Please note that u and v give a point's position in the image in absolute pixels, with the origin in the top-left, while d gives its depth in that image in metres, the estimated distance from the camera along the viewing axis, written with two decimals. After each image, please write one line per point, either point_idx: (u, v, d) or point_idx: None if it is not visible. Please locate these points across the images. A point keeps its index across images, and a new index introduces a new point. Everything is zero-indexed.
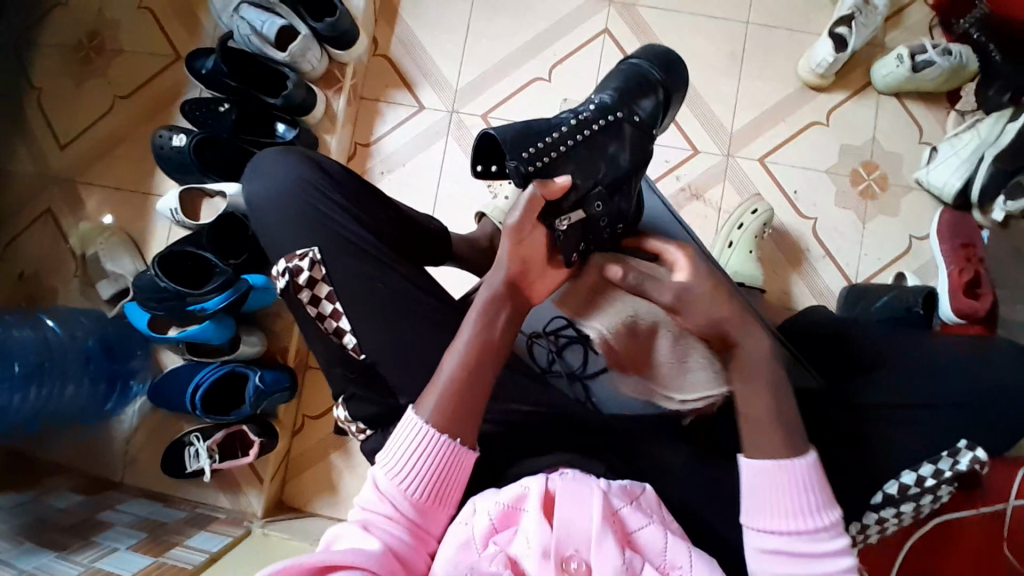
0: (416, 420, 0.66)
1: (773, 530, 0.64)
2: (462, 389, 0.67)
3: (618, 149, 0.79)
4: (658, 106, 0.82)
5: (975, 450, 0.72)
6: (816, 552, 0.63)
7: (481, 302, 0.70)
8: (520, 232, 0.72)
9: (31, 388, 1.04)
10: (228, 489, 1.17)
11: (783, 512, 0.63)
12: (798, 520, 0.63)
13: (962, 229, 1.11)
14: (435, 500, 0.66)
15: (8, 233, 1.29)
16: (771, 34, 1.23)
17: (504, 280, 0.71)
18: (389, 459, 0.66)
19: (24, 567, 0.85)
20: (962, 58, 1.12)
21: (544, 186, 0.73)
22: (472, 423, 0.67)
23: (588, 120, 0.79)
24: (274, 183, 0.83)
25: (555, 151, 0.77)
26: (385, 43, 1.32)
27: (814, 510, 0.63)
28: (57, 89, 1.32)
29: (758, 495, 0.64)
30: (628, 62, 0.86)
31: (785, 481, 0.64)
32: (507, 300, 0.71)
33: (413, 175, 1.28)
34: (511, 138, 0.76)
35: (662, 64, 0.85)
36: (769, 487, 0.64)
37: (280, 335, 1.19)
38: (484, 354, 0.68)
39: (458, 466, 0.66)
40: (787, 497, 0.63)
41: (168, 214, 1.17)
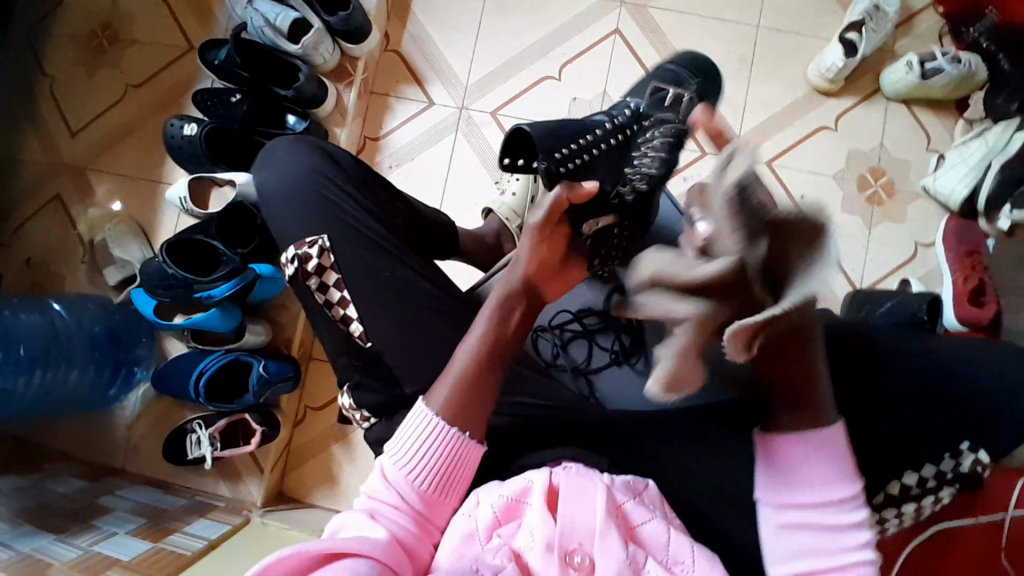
0: (425, 412, 0.66)
1: (798, 503, 0.65)
2: (472, 382, 0.67)
3: (652, 151, 0.86)
4: (689, 115, 0.92)
5: (977, 452, 0.74)
6: (835, 525, 0.63)
7: (494, 299, 0.70)
8: (542, 234, 0.70)
9: (35, 371, 1.04)
10: (228, 478, 1.17)
11: (806, 484, 0.65)
12: (819, 492, 0.64)
13: (968, 238, 1.12)
14: (441, 491, 0.66)
15: (17, 218, 1.29)
16: (780, 38, 1.24)
17: (522, 280, 0.70)
18: (397, 449, 0.66)
19: (24, 548, 0.85)
20: (971, 67, 1.13)
21: (571, 190, 0.71)
22: (481, 416, 0.67)
23: (622, 125, 0.89)
24: (285, 172, 0.83)
25: (587, 153, 0.85)
26: (397, 39, 1.33)
27: (835, 484, 0.64)
28: (69, 76, 1.33)
29: (790, 467, 0.66)
30: (664, 69, 0.98)
31: (809, 450, 0.65)
32: (522, 298, 0.70)
33: (421, 170, 1.29)
34: (547, 134, 0.84)
35: (697, 72, 0.98)
36: (802, 455, 0.65)
37: (285, 326, 1.19)
38: (496, 349, 0.68)
39: (466, 458, 0.66)
40: (811, 468, 0.65)
41: (178, 202, 1.18)
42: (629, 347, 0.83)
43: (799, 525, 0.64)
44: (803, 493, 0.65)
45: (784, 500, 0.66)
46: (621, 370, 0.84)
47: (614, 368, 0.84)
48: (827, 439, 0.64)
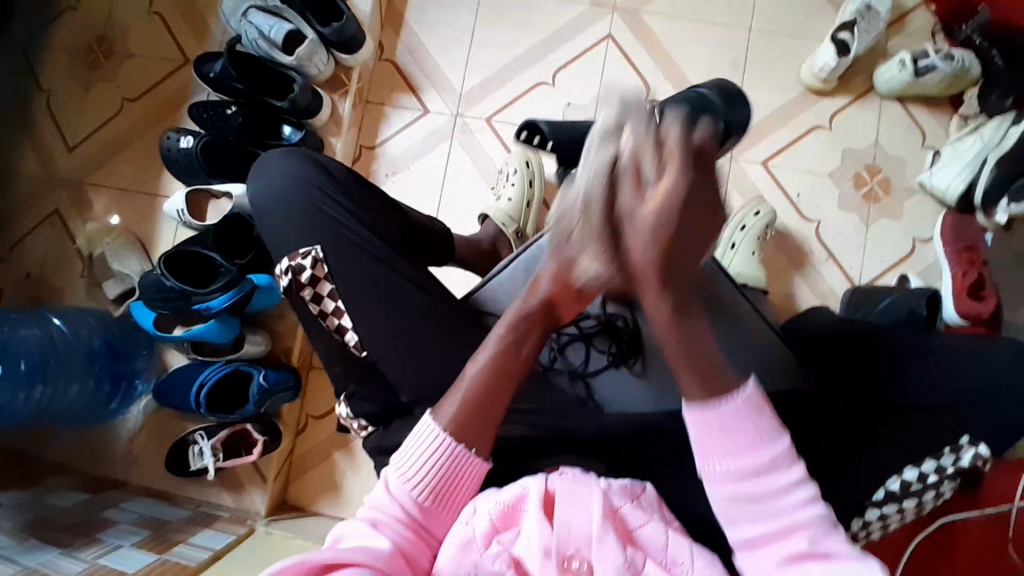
0: (431, 427, 0.66)
1: (728, 474, 0.58)
2: (477, 402, 0.66)
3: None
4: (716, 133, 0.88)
5: (977, 447, 0.73)
6: (773, 489, 0.58)
7: (508, 319, 0.68)
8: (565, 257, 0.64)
9: (37, 385, 1.04)
10: (230, 489, 1.17)
11: (733, 451, 0.58)
12: (747, 459, 0.58)
13: (965, 232, 1.11)
14: (442, 503, 0.65)
15: (16, 233, 1.30)
16: (772, 39, 1.24)
17: (541, 301, 0.67)
18: (401, 462, 0.66)
19: (30, 562, 0.85)
20: (963, 63, 1.12)
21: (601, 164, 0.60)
22: (486, 436, 0.66)
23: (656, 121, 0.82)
24: (280, 183, 0.83)
25: None
26: (391, 49, 1.34)
27: (758, 444, 0.58)
28: (67, 93, 1.34)
29: (712, 439, 0.59)
30: (694, 92, 0.96)
31: (726, 419, 0.58)
32: (538, 320, 0.68)
33: (416, 178, 1.29)
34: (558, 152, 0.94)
35: (725, 97, 0.96)
36: (720, 424, 0.58)
37: (284, 336, 1.20)
38: (504, 375, 0.67)
39: (467, 473, 0.66)
40: (728, 436, 0.58)
41: (174, 215, 1.19)
42: (626, 350, 0.83)
43: (737, 500, 0.58)
44: (729, 464, 0.58)
45: (713, 476, 0.59)
46: (620, 373, 0.83)
47: (614, 369, 0.83)
48: (732, 400, 0.58)
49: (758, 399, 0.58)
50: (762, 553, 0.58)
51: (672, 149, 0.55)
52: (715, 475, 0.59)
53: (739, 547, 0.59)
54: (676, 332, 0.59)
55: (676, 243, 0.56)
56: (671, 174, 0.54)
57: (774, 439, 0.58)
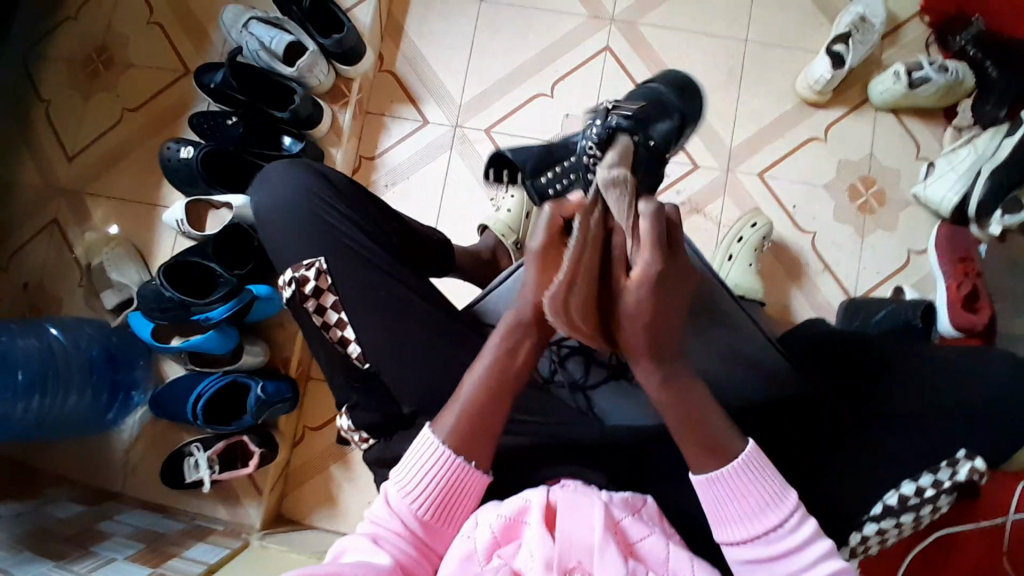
0: (430, 440, 0.66)
1: (741, 539, 0.62)
2: (477, 410, 0.66)
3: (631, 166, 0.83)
4: (672, 126, 0.90)
5: (972, 461, 0.72)
6: (787, 548, 0.61)
7: (504, 327, 0.66)
8: (545, 262, 0.59)
9: (34, 396, 1.04)
10: (227, 500, 1.17)
11: (743, 517, 0.62)
12: (756, 523, 0.61)
13: (959, 244, 1.12)
14: (442, 518, 0.66)
15: (14, 242, 1.30)
16: (769, 51, 1.26)
17: (531, 309, 0.65)
18: (402, 476, 0.66)
19: (25, 575, 0.84)
20: (957, 75, 1.14)
21: (560, 207, 0.57)
22: (486, 445, 0.66)
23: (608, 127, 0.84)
24: (280, 195, 0.84)
25: (567, 175, 0.97)
26: (390, 59, 1.35)
27: (767, 506, 0.61)
28: (66, 102, 1.34)
29: (720, 509, 0.62)
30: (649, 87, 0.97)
31: (731, 485, 0.62)
32: (532, 329, 0.66)
33: (416, 188, 1.30)
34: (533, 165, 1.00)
35: (679, 90, 0.98)
36: (726, 493, 0.62)
37: (284, 345, 1.20)
38: (501, 387, 0.66)
39: (468, 487, 0.66)
40: (737, 504, 0.62)
41: (174, 224, 1.18)
42: (626, 362, 0.84)
43: (757, 563, 0.62)
44: (740, 528, 0.62)
45: (729, 542, 0.63)
46: (619, 387, 0.84)
47: (611, 382, 0.84)
48: (736, 466, 0.62)
49: (759, 464, 0.62)
50: None
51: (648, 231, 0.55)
52: (732, 540, 0.63)
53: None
54: (669, 396, 0.62)
55: (657, 319, 0.58)
56: (648, 257, 0.55)
57: (781, 498, 0.62)
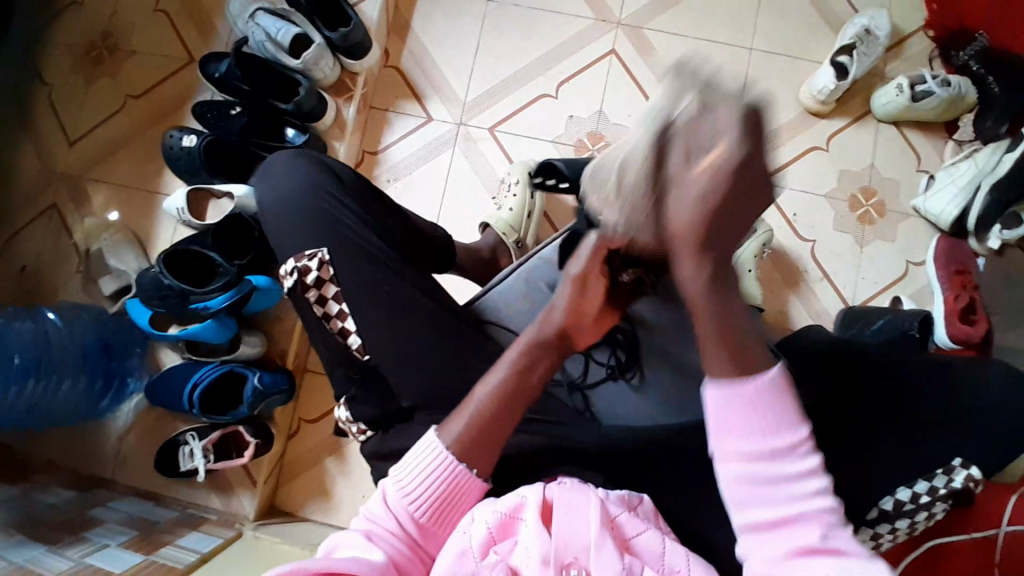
0: (434, 444, 0.66)
1: (746, 454, 0.57)
2: (488, 419, 0.66)
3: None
4: None
5: (969, 468, 0.73)
6: (788, 476, 0.57)
7: (526, 342, 0.70)
8: (578, 284, 0.72)
9: (29, 380, 1.03)
10: (220, 491, 1.16)
11: (752, 431, 0.57)
12: (766, 444, 0.57)
13: (957, 256, 1.14)
14: (438, 521, 0.65)
15: (11, 226, 1.29)
16: (773, 59, 1.27)
17: (555, 329, 0.70)
18: (400, 475, 0.66)
19: (16, 558, 0.83)
20: (960, 89, 1.15)
21: (608, 233, 0.70)
22: (490, 453, 0.66)
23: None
24: (286, 187, 0.83)
25: None
26: (396, 55, 1.35)
27: (781, 430, 0.57)
28: (69, 87, 1.33)
29: (729, 422, 0.58)
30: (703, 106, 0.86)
31: (748, 397, 0.57)
32: (554, 347, 0.70)
33: (419, 184, 1.30)
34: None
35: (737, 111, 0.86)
36: (739, 404, 0.57)
37: (280, 338, 1.19)
38: (516, 398, 0.67)
39: (466, 492, 0.66)
40: (753, 417, 0.57)
41: (174, 212, 1.18)
42: (626, 361, 0.84)
43: (757, 483, 0.57)
44: (747, 444, 0.57)
45: (728, 457, 0.58)
46: (618, 386, 0.84)
47: (611, 383, 0.84)
48: (756, 382, 0.57)
49: (782, 388, 0.58)
50: (772, 538, 0.57)
51: (736, 123, 0.55)
52: (733, 456, 0.58)
53: (745, 531, 0.58)
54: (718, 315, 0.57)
55: (724, 215, 0.55)
56: (729, 144, 0.54)
57: (796, 428, 0.58)
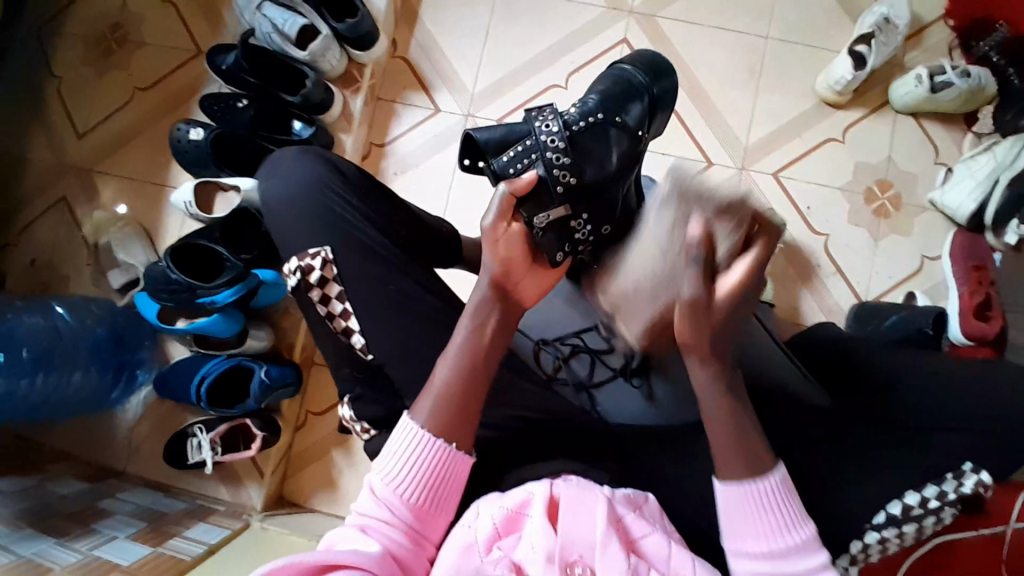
0: (410, 426, 0.66)
1: (750, 552, 0.64)
2: (455, 388, 0.66)
3: (601, 150, 0.76)
4: (644, 111, 0.82)
5: (979, 474, 0.70)
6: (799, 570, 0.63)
7: (471, 305, 0.69)
8: (498, 235, 0.70)
9: (38, 373, 1.04)
10: (229, 482, 1.17)
11: (757, 531, 0.64)
12: (773, 542, 0.63)
13: (975, 252, 1.11)
14: (432, 505, 0.65)
15: (24, 218, 1.30)
16: (789, 49, 1.24)
17: (492, 285, 0.69)
18: (384, 464, 0.66)
19: (24, 552, 0.85)
20: (980, 81, 1.12)
21: (511, 185, 0.71)
22: (468, 428, 0.66)
23: (568, 123, 0.76)
24: (290, 184, 0.83)
25: (533, 153, 0.74)
26: (404, 45, 1.33)
27: (791, 526, 0.63)
28: (77, 80, 1.33)
29: (738, 520, 0.64)
30: (616, 68, 0.86)
31: (753, 502, 0.64)
32: (498, 303, 0.69)
33: (426, 177, 1.29)
34: (493, 143, 0.75)
35: (651, 70, 0.86)
36: (745, 508, 0.64)
37: (288, 330, 1.20)
38: (477, 355, 0.67)
39: (455, 470, 0.66)
40: (761, 516, 0.64)
41: (182, 206, 1.18)
42: (637, 365, 0.80)
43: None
44: (759, 538, 0.63)
45: (741, 553, 0.64)
46: (625, 387, 0.81)
47: (617, 381, 0.82)
48: (762, 485, 0.64)
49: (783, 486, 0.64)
50: None
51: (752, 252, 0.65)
52: (746, 554, 0.64)
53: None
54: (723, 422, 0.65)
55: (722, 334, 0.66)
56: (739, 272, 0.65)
57: (802, 525, 0.64)
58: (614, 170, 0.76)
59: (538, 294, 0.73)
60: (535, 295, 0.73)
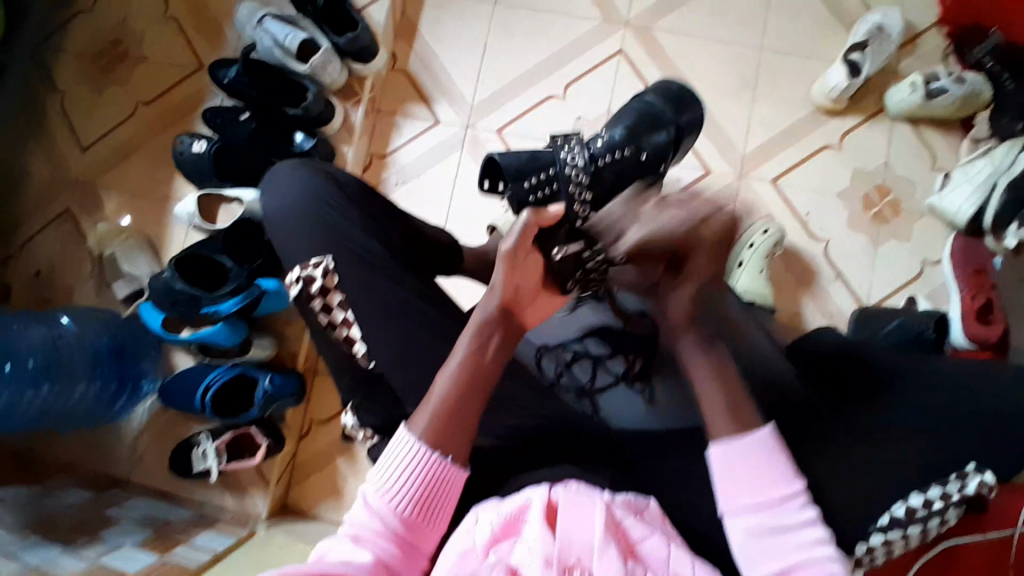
0: (407, 437, 0.66)
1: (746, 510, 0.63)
2: (453, 405, 0.66)
3: (617, 181, 0.89)
4: (668, 141, 0.91)
5: (982, 474, 0.70)
6: (791, 526, 0.62)
7: (473, 323, 0.68)
8: (514, 260, 0.70)
9: (43, 383, 1.06)
10: (234, 490, 1.17)
11: (751, 487, 0.63)
12: (764, 497, 0.63)
13: (975, 256, 1.11)
14: (424, 516, 0.65)
15: (28, 231, 1.32)
16: (785, 58, 1.25)
17: (499, 306, 0.69)
18: (379, 474, 0.66)
19: (32, 559, 0.85)
20: (974, 87, 1.13)
21: (538, 216, 0.72)
22: (464, 441, 0.66)
23: (592, 158, 0.89)
24: (288, 194, 0.84)
25: (553, 183, 0.87)
26: (404, 59, 1.35)
27: (780, 478, 0.64)
28: (82, 95, 1.35)
29: (731, 478, 0.64)
30: (641, 100, 0.95)
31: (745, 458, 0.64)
32: (500, 324, 0.69)
33: (426, 187, 1.30)
34: (514, 168, 0.86)
35: (673, 101, 0.94)
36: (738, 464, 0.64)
37: (290, 339, 1.20)
38: (475, 374, 0.67)
39: (449, 482, 0.66)
40: (750, 470, 0.64)
41: (185, 219, 1.21)
42: (639, 369, 0.81)
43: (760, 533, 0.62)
44: (748, 493, 0.63)
45: (734, 514, 0.64)
46: (626, 393, 0.81)
47: (619, 386, 0.82)
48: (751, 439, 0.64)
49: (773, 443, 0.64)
50: None
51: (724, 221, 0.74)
52: (738, 514, 0.63)
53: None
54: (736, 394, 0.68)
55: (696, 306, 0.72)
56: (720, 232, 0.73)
57: (790, 478, 0.64)
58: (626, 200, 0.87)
59: (543, 316, 0.74)
60: (537, 317, 0.74)
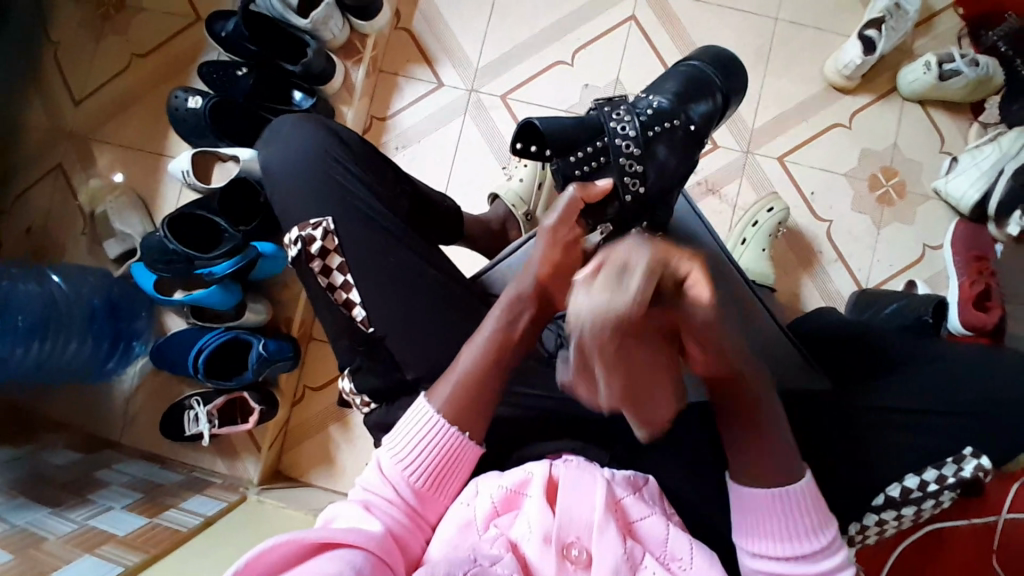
0: (426, 409, 0.65)
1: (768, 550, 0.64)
2: (478, 381, 0.65)
3: (669, 154, 0.80)
4: (714, 110, 0.83)
5: (979, 458, 0.71)
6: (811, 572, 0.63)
7: (505, 299, 0.67)
8: (558, 239, 0.67)
9: (34, 341, 1.04)
10: (225, 454, 1.17)
11: (781, 535, 0.63)
12: (799, 546, 0.63)
13: (974, 243, 1.11)
14: (436, 487, 0.64)
15: (18, 185, 1.28)
16: (798, 32, 1.22)
17: (534, 284, 0.66)
18: (395, 443, 0.65)
19: (19, 522, 0.86)
20: (988, 70, 1.11)
21: (584, 191, 0.71)
22: (483, 420, 0.66)
23: (644, 126, 0.79)
24: (291, 154, 0.81)
25: (604, 155, 0.79)
26: (408, 18, 1.31)
27: (813, 533, 0.63)
28: (73, 46, 1.30)
29: (766, 519, 0.64)
30: (686, 64, 0.87)
31: (781, 508, 0.63)
32: (534, 301, 0.66)
33: (429, 151, 1.27)
34: (559, 139, 0.78)
35: (722, 69, 0.88)
36: (776, 509, 0.63)
37: (285, 304, 1.19)
38: (502, 350, 0.66)
39: (463, 457, 0.65)
40: (777, 521, 0.63)
41: (179, 176, 1.16)
42: None
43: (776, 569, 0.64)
44: (773, 545, 0.63)
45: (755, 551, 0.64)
46: None
47: None
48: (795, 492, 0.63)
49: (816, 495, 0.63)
50: None
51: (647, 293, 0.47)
52: (762, 553, 0.64)
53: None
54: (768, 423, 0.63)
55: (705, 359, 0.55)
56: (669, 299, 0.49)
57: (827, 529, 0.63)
58: (674, 169, 0.80)
59: None
60: None
